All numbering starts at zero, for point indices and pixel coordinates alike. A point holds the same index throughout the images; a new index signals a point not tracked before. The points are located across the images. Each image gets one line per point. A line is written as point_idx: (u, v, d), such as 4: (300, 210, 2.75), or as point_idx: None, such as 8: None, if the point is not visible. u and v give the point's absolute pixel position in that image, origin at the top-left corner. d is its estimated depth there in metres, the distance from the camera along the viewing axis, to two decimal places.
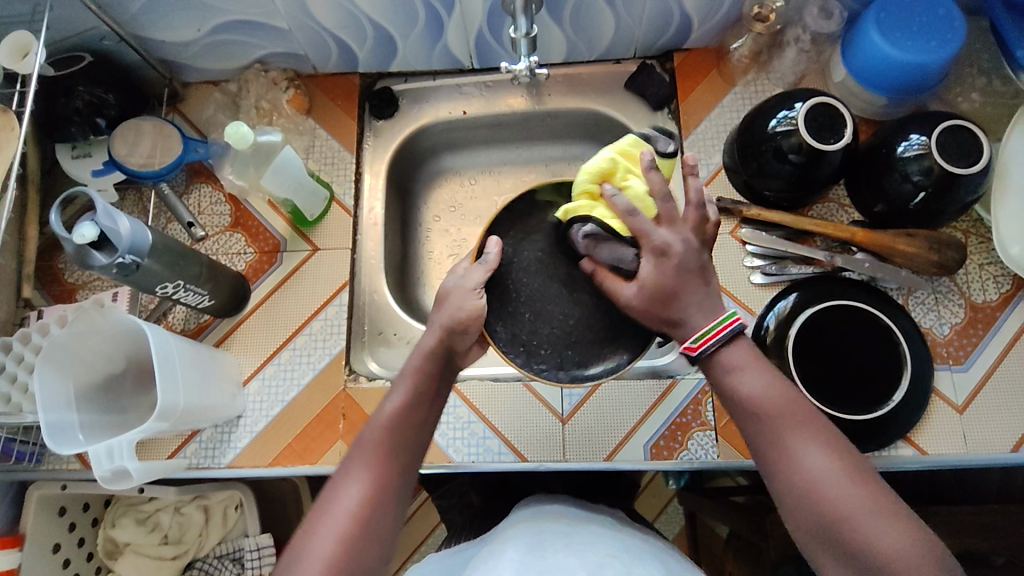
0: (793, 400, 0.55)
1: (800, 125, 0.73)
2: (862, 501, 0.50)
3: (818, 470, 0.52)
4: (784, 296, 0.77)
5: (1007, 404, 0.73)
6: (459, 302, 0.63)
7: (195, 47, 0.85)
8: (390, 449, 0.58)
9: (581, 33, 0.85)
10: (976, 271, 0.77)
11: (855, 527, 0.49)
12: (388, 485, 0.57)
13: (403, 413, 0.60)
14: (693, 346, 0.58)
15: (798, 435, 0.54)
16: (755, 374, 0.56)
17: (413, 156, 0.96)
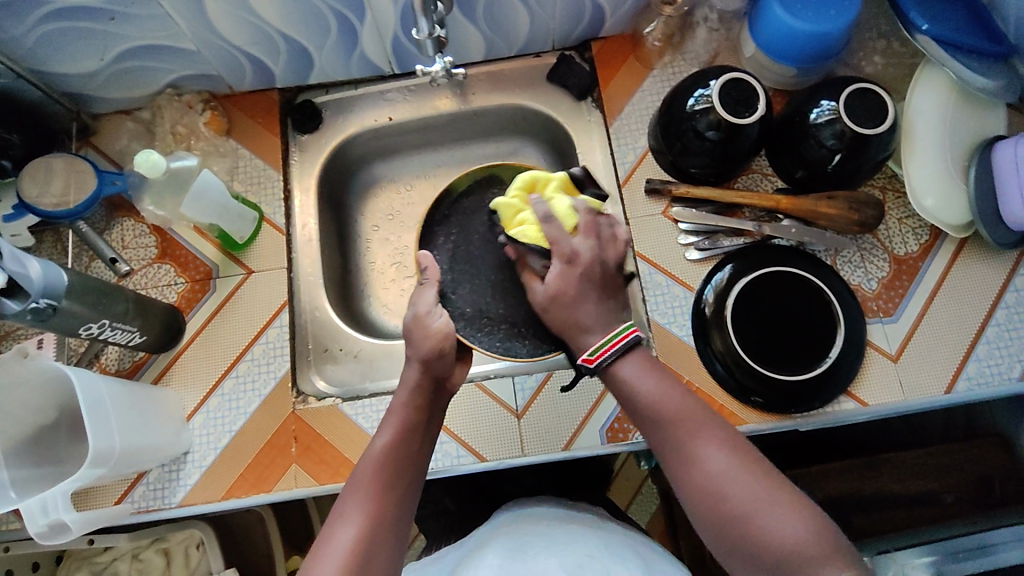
0: (690, 404, 0.59)
1: (714, 102, 0.74)
2: (762, 491, 0.53)
3: (719, 467, 0.55)
4: (719, 268, 0.79)
5: (936, 348, 0.76)
6: (423, 330, 0.66)
7: (101, 77, 0.82)
8: (383, 483, 0.60)
9: (497, 29, 0.85)
10: (896, 226, 0.80)
11: (758, 520, 0.52)
12: (384, 524, 0.58)
13: (394, 449, 0.63)
14: (591, 356, 0.61)
15: (701, 438, 0.57)
16: (650, 381, 0.60)
17: (343, 168, 0.94)
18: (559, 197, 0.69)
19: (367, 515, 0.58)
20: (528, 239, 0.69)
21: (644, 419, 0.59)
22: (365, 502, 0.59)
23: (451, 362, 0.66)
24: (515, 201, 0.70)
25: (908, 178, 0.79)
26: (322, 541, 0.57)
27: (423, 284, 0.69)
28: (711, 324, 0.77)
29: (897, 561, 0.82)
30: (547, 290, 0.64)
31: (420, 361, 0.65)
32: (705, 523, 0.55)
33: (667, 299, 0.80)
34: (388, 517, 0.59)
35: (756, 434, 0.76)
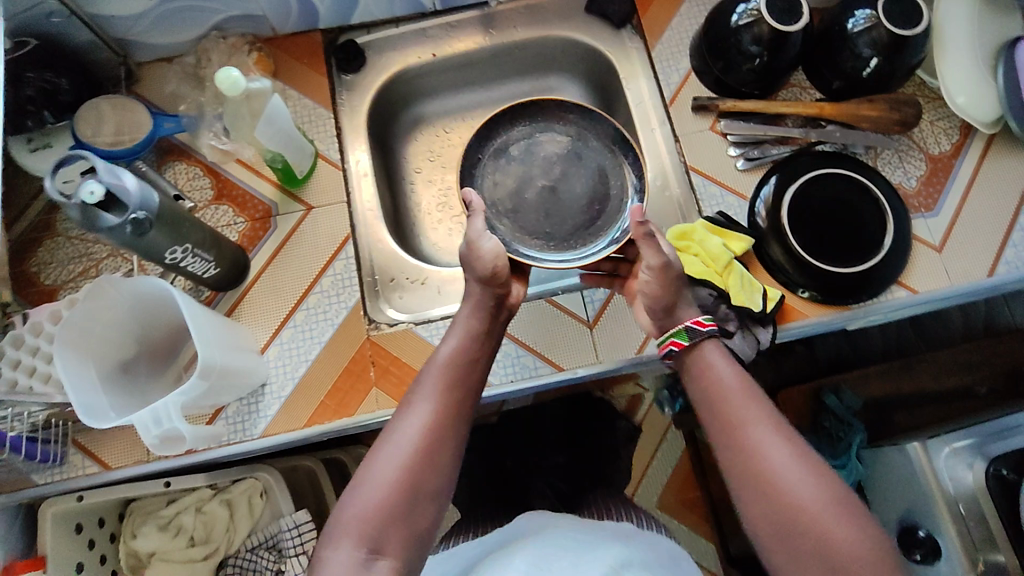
0: (755, 394, 0.62)
1: (762, 12, 0.77)
2: (817, 494, 0.55)
3: (779, 462, 0.57)
4: (765, 181, 0.82)
5: (976, 237, 0.81)
6: (476, 257, 0.69)
7: (148, 19, 0.80)
8: (450, 384, 0.64)
9: None
10: (929, 127, 0.85)
11: (821, 524, 0.54)
12: (449, 422, 0.62)
13: (457, 357, 0.66)
14: (680, 341, 0.66)
15: (761, 429, 0.59)
16: (724, 374, 0.63)
17: (387, 109, 0.96)
18: (712, 240, 0.78)
19: (429, 412, 0.62)
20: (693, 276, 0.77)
21: (714, 404, 0.62)
22: (431, 399, 0.63)
23: (509, 281, 0.69)
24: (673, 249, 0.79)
25: (941, 81, 0.84)
26: (387, 433, 0.61)
27: (472, 214, 0.71)
28: (767, 233, 0.80)
29: (946, 443, 0.87)
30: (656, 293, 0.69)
31: (482, 280, 0.68)
32: (761, 522, 0.57)
33: (722, 208, 0.83)
34: (450, 417, 0.63)
35: (817, 327, 0.79)
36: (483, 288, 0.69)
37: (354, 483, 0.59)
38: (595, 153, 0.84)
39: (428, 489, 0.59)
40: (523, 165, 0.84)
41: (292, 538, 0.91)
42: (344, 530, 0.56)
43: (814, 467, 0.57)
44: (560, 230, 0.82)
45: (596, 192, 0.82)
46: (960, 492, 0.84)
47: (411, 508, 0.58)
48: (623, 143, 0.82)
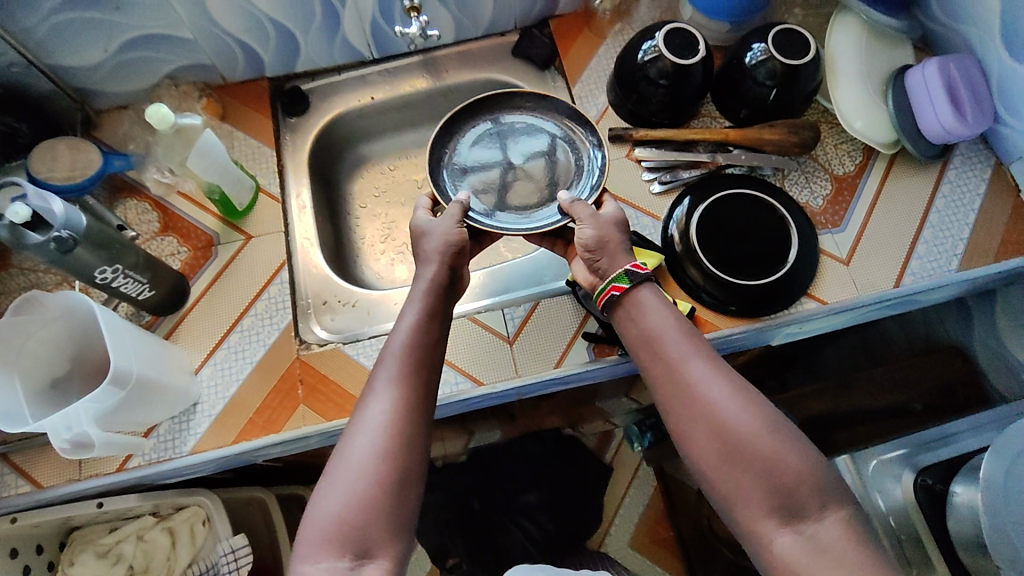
0: (691, 335, 0.66)
1: (661, 48, 0.84)
2: (756, 421, 0.60)
3: (718, 396, 0.61)
4: (678, 203, 0.87)
5: (882, 251, 0.85)
6: (443, 234, 0.72)
7: (104, 70, 0.89)
8: (416, 359, 0.64)
9: (464, 10, 0.95)
10: (832, 150, 0.90)
11: (760, 447, 0.59)
12: (421, 394, 0.62)
13: (419, 330, 0.66)
14: (621, 284, 0.69)
15: (700, 367, 0.63)
16: (662, 318, 0.67)
17: (331, 148, 1.03)
18: None
19: (401, 388, 0.61)
20: None
21: (652, 348, 0.66)
22: (394, 383, 0.62)
23: (462, 262, 0.72)
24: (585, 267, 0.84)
25: (837, 107, 0.89)
26: (356, 423, 0.60)
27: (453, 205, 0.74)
28: (680, 252, 0.84)
29: (876, 455, 0.87)
30: (592, 240, 0.72)
31: (440, 259, 0.70)
32: (705, 454, 0.61)
33: (637, 228, 0.88)
34: (419, 397, 0.62)
35: (729, 339, 0.82)
36: (440, 271, 0.70)
37: (326, 485, 0.57)
38: (552, 126, 0.85)
39: (413, 465, 0.58)
40: (487, 149, 0.84)
41: (229, 566, 0.91)
42: (323, 534, 0.54)
43: (752, 396, 0.62)
44: (532, 203, 0.83)
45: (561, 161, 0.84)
46: (891, 506, 0.83)
47: (405, 480, 0.57)
48: (579, 118, 0.84)
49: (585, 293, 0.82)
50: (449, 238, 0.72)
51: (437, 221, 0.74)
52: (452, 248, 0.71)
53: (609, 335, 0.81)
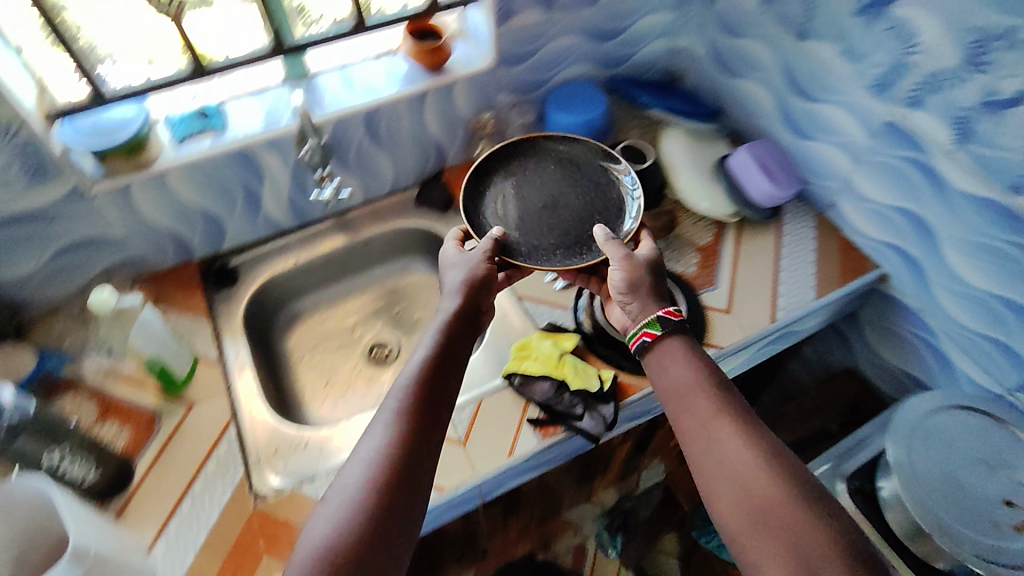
0: (725, 401, 0.70)
1: None
2: (782, 492, 0.62)
3: (743, 463, 0.65)
4: (580, 294, 1.00)
5: (753, 296, 1.00)
6: (467, 265, 0.83)
7: (39, 278, 0.95)
8: (426, 384, 0.69)
9: (367, 173, 1.11)
10: (691, 228, 1.09)
11: (784, 516, 0.60)
12: (429, 415, 0.67)
13: (433, 360, 0.71)
14: (652, 331, 0.77)
15: (727, 435, 0.67)
16: (690, 380, 0.72)
17: (264, 311, 1.12)
18: (544, 343, 0.94)
19: (405, 412, 0.66)
20: (536, 373, 0.90)
21: (680, 409, 0.71)
22: (400, 409, 0.66)
23: (482, 289, 0.81)
24: (515, 357, 0.93)
25: (683, 193, 1.10)
26: (358, 452, 0.63)
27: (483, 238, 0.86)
28: (593, 334, 0.95)
29: None
30: (623, 282, 0.81)
31: (460, 291, 0.79)
32: (731, 511, 0.63)
33: (552, 318, 0.99)
34: (424, 426, 0.65)
35: (652, 397, 0.91)
36: (461, 304, 0.78)
37: (321, 511, 0.59)
38: (586, 170, 0.98)
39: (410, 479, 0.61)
40: (529, 190, 0.96)
41: None
42: (306, 560, 0.55)
43: (781, 457, 0.65)
44: (563, 239, 0.92)
45: (596, 199, 0.95)
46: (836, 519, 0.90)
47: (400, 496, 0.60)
48: (611, 157, 0.98)
49: (522, 379, 0.90)
50: (474, 271, 0.82)
51: (465, 256, 0.85)
52: (478, 282, 0.81)
53: (550, 416, 0.88)
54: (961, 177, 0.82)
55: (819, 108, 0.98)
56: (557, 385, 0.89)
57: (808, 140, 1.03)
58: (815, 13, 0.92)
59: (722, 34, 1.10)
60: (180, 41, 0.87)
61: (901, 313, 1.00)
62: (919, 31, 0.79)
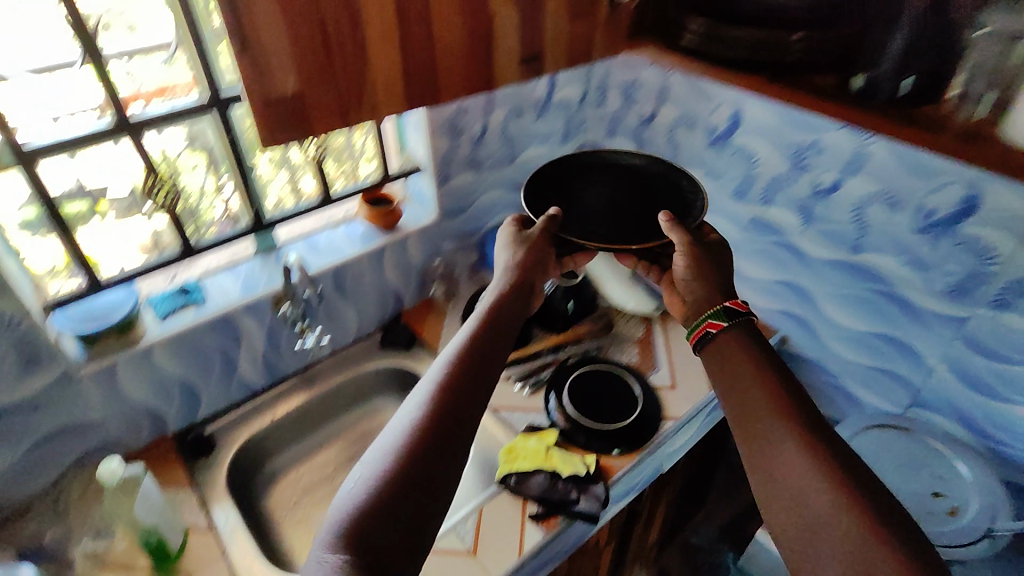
0: (781, 402, 0.65)
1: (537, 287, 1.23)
2: (843, 512, 0.55)
3: (801, 475, 0.59)
4: (547, 396, 1.13)
5: (691, 370, 1.17)
6: (516, 244, 0.89)
7: (10, 475, 0.93)
8: (465, 362, 0.71)
9: (335, 324, 1.22)
10: (625, 325, 1.27)
11: (842, 539, 0.54)
12: (469, 388, 0.69)
13: (472, 343, 0.74)
14: (716, 321, 0.76)
15: (782, 445, 0.62)
16: (747, 375, 0.69)
17: (244, 474, 1.12)
18: (529, 441, 1.04)
19: (439, 386, 0.68)
20: (527, 468, 0.99)
21: (735, 409, 0.69)
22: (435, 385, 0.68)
23: (527, 271, 0.86)
24: (506, 458, 1.01)
25: (615, 300, 1.30)
26: (389, 428, 0.65)
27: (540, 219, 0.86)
28: (568, 428, 1.06)
29: None
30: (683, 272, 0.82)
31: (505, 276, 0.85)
32: (790, 531, 0.58)
33: (528, 421, 1.09)
34: (461, 400, 0.67)
35: (630, 473, 1.02)
36: (505, 290, 0.83)
37: (352, 476, 0.62)
38: (655, 175, 0.94)
39: (444, 442, 0.63)
40: (594, 194, 0.94)
41: None
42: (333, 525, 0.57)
43: (849, 466, 0.58)
44: (625, 237, 0.87)
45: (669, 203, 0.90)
46: None
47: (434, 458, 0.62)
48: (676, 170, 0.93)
49: (517, 475, 0.98)
50: (517, 254, 0.87)
51: (516, 239, 0.89)
52: (529, 262, 0.87)
53: (548, 507, 0.94)
54: (816, 248, 1.08)
55: None
56: (551, 475, 0.98)
57: None
58: (679, 152, 1.22)
59: None
60: (167, 232, 1.03)
61: (806, 368, 1.20)
62: (755, 153, 1.09)
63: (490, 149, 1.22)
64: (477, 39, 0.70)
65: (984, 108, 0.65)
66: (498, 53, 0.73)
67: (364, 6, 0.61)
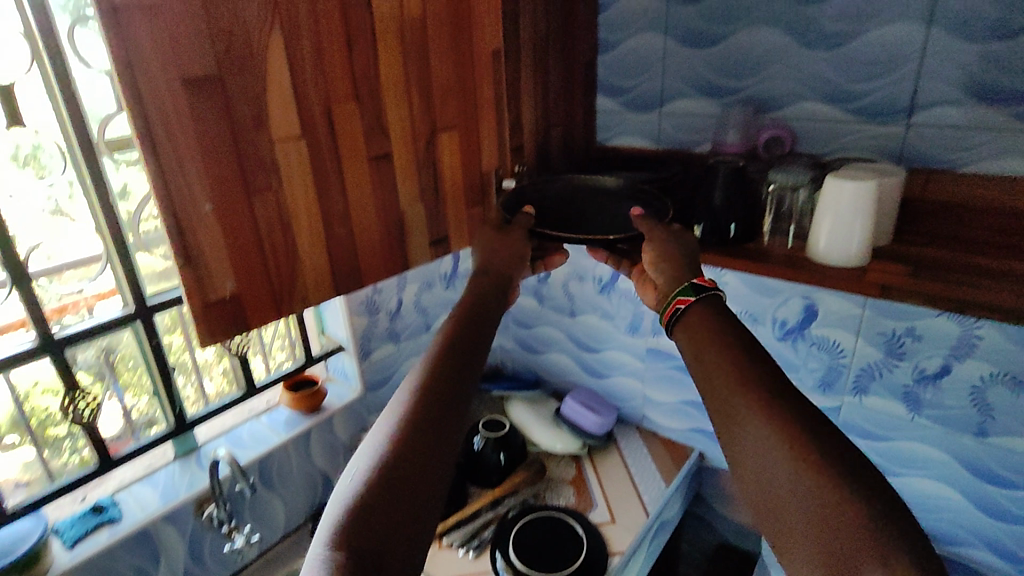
0: (734, 375, 0.60)
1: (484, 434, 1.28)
2: (802, 494, 0.50)
3: (758, 461, 0.54)
4: (493, 555, 1.11)
5: (626, 501, 1.21)
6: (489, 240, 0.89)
7: None
8: (445, 354, 0.68)
9: (261, 520, 1.16)
10: (557, 468, 1.31)
11: (806, 529, 0.50)
12: (454, 376, 0.65)
13: (448, 334, 0.71)
14: (686, 297, 0.71)
15: (745, 418, 0.56)
16: (708, 347, 0.64)
17: None
18: None
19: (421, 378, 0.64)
20: None
21: (703, 381, 0.63)
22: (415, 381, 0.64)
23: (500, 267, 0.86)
24: None
25: (543, 445, 1.34)
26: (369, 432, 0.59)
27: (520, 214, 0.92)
28: None
29: None
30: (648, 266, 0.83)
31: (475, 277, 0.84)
32: (776, 510, 0.53)
33: None
34: (445, 392, 0.63)
35: None
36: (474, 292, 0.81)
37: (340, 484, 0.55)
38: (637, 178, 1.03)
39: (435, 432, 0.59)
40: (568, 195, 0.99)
41: None
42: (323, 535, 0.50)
43: (809, 430, 0.53)
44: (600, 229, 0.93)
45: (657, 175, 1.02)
46: None
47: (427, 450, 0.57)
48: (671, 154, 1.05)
49: None
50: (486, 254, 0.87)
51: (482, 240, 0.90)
52: (497, 263, 0.86)
53: None
54: None
55: (606, 354, 1.37)
56: None
57: (609, 377, 1.39)
58: (574, 302, 1.37)
59: (522, 328, 1.52)
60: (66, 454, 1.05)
61: (728, 479, 1.28)
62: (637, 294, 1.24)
63: (405, 321, 1.31)
64: (391, 231, 0.83)
65: (796, 242, 0.82)
66: (410, 240, 0.86)
67: (294, 217, 0.72)
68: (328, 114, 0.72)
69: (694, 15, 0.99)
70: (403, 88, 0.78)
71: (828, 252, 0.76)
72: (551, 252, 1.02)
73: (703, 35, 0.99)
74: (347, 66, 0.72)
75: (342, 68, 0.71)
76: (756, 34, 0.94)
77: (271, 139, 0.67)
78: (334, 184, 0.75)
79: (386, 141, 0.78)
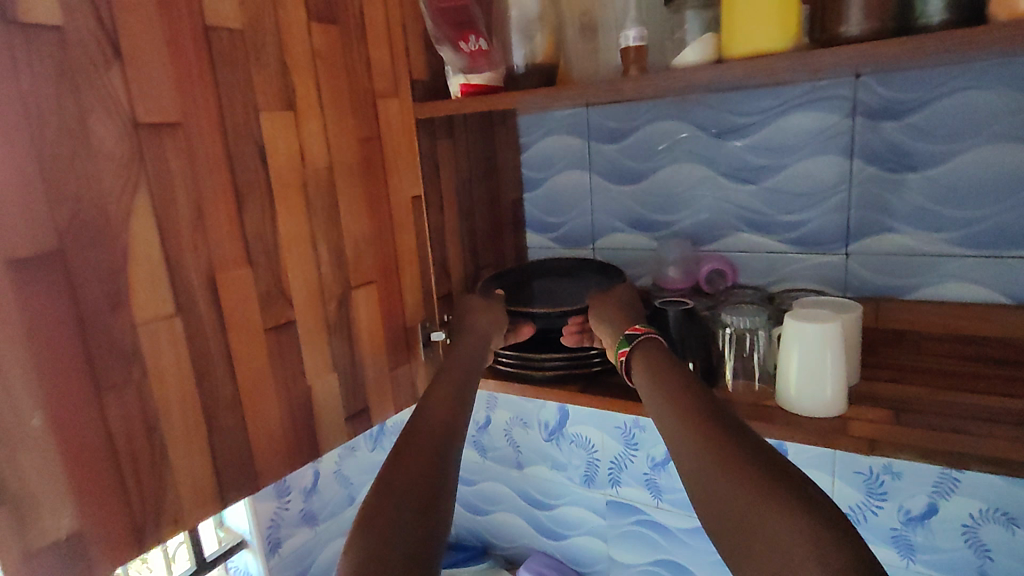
0: (679, 387, 0.62)
1: None
2: (723, 478, 0.51)
3: (690, 452, 0.55)
4: None
5: None
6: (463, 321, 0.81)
7: None
8: (439, 399, 0.65)
9: None
10: None
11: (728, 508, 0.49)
12: (444, 416, 0.63)
13: (441, 390, 0.68)
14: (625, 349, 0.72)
15: (682, 419, 0.58)
16: (658, 365, 0.67)
17: None
18: None
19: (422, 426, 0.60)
20: None
21: (653, 387, 0.65)
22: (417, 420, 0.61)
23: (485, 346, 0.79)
24: None
25: None
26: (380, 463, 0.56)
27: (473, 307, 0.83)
28: None
29: None
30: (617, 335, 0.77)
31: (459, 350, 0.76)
32: (699, 492, 0.52)
33: None
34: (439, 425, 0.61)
35: None
36: (468, 345, 0.78)
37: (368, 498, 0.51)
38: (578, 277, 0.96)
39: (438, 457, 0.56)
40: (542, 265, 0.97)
41: None
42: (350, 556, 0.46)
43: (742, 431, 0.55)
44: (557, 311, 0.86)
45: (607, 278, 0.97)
46: None
47: (428, 471, 0.54)
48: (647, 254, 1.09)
49: None
50: (482, 335, 0.80)
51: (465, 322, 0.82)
52: (478, 340, 0.79)
53: None
54: (676, 519, 1.06)
55: (562, 510, 1.20)
56: None
57: (568, 537, 1.21)
58: (522, 452, 1.22)
59: (463, 485, 1.33)
60: None
61: None
62: (591, 440, 1.12)
63: (325, 497, 1.11)
64: (294, 412, 0.68)
65: (763, 384, 0.73)
66: (320, 419, 0.71)
67: (164, 414, 0.56)
68: (211, 284, 0.59)
69: (617, 153, 0.97)
70: (307, 245, 0.68)
71: (798, 399, 0.68)
72: (520, 318, 0.85)
73: (629, 172, 0.97)
74: (235, 228, 0.61)
75: (230, 230, 0.60)
76: (682, 170, 0.92)
77: (133, 323, 0.54)
78: (219, 367, 0.61)
79: (288, 306, 0.66)
